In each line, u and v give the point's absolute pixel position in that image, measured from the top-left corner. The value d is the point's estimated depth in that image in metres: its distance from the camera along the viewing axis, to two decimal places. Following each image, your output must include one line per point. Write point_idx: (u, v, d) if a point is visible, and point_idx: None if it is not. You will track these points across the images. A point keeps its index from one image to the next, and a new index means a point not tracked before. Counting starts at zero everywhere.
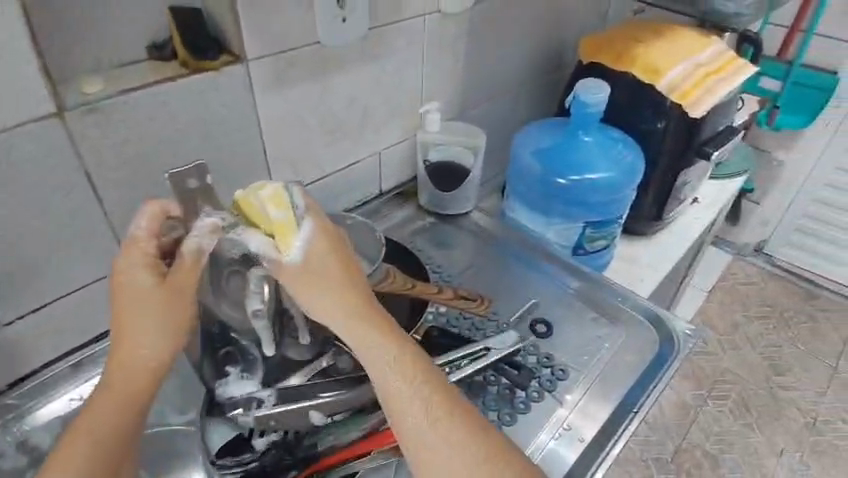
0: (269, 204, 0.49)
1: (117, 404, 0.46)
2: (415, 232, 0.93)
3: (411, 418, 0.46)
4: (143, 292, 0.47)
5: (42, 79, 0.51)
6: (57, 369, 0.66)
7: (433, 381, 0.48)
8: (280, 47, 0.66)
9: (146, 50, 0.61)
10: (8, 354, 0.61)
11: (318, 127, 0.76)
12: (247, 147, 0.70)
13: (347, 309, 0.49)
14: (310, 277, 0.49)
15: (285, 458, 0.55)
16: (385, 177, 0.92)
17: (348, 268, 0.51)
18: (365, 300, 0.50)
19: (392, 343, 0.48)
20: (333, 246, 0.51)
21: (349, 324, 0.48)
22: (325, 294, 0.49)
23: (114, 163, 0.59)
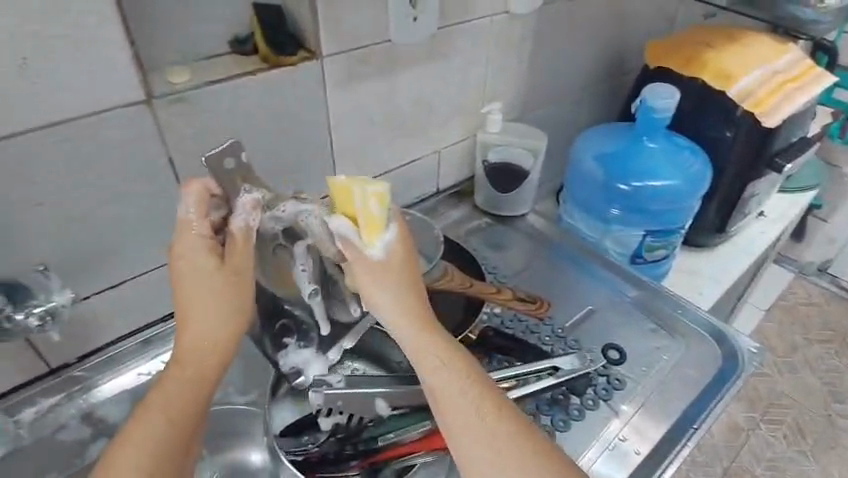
0: (370, 200, 0.47)
1: (189, 388, 0.48)
2: (470, 232, 0.93)
3: (463, 414, 0.46)
4: (203, 278, 0.47)
5: (135, 69, 0.53)
6: (124, 346, 0.68)
7: (483, 380, 0.48)
8: (353, 45, 0.68)
9: (228, 44, 0.64)
10: (86, 328, 0.65)
11: (382, 123, 0.78)
12: (315, 141, 0.71)
13: (403, 308, 0.48)
14: (383, 273, 0.48)
15: (346, 448, 0.55)
16: (442, 175, 0.92)
17: (408, 266, 0.50)
18: (419, 298, 0.50)
19: (443, 344, 0.48)
20: (405, 246, 0.49)
21: (402, 322, 0.48)
22: (384, 291, 0.48)
23: (193, 151, 0.61)
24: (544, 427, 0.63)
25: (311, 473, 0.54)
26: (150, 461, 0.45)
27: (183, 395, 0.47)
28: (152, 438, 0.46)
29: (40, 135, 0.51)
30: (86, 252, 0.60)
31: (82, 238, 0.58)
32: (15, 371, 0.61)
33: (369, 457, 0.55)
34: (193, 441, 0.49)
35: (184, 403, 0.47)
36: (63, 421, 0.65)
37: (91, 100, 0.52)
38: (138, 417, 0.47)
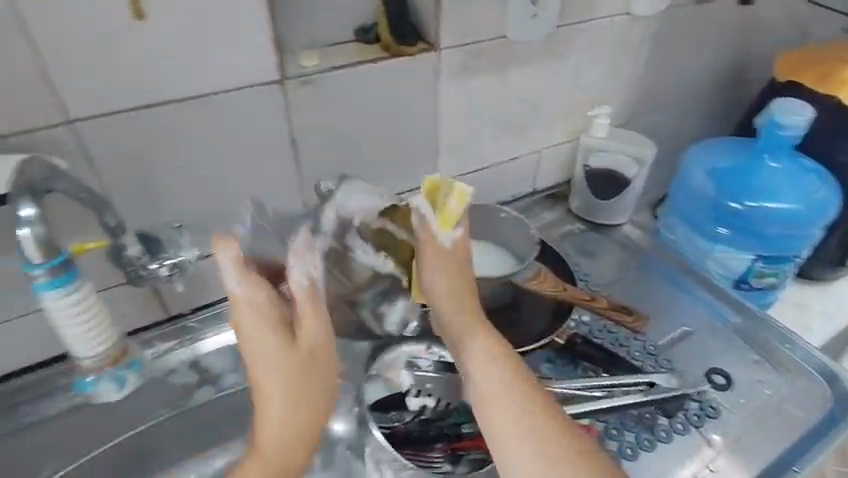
0: (452, 199, 0.57)
1: (287, 420, 0.48)
2: (562, 236, 0.91)
3: (506, 416, 0.47)
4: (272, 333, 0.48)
5: (273, 50, 0.57)
6: (231, 304, 0.73)
7: (531, 386, 0.49)
8: (469, 39, 0.69)
9: (353, 32, 0.67)
10: (201, 285, 0.70)
11: (487, 119, 0.78)
12: (423, 130, 0.73)
13: (459, 307, 0.55)
14: (444, 257, 0.56)
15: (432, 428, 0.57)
16: (540, 176, 0.91)
17: (465, 269, 0.57)
18: (470, 293, 0.56)
19: (495, 346, 0.53)
20: (465, 251, 0.57)
21: (457, 321, 0.54)
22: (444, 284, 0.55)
23: (314, 132, 0.64)
24: (628, 444, 0.61)
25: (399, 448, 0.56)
26: None
27: (285, 431, 0.48)
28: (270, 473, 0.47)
29: (189, 106, 0.56)
30: (210, 214, 0.63)
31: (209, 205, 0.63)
32: (140, 316, 0.67)
33: (452, 445, 0.56)
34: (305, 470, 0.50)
35: (288, 438, 0.48)
36: (172, 366, 0.69)
37: (233, 77, 0.57)
38: (253, 456, 0.48)
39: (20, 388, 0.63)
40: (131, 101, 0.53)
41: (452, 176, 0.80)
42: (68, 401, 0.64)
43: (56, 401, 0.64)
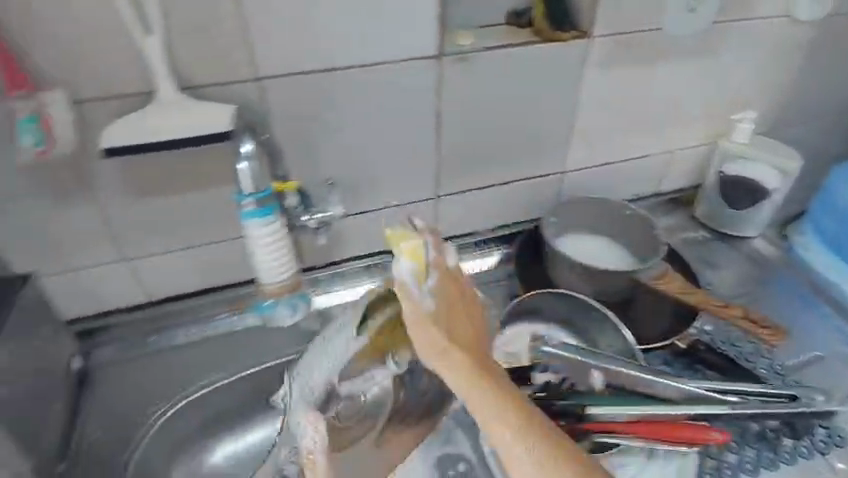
0: (403, 261, 0.43)
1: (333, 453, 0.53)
2: (684, 242, 0.87)
3: (522, 468, 0.38)
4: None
5: (439, 26, 0.59)
6: (353, 265, 0.74)
7: (548, 443, 0.39)
8: (623, 29, 0.68)
9: (506, 16, 0.67)
10: (330, 247, 0.71)
11: (623, 113, 0.76)
12: (560, 118, 0.72)
13: (452, 357, 0.42)
14: (424, 318, 0.42)
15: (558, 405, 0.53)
16: (667, 178, 0.88)
17: (459, 307, 0.45)
18: (464, 341, 0.43)
19: (490, 403, 0.40)
20: (453, 282, 0.45)
21: (449, 367, 0.42)
22: (426, 331, 0.42)
23: (459, 109, 0.66)
24: (747, 459, 0.58)
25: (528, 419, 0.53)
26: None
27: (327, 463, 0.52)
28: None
29: (356, 73, 0.59)
30: (353, 179, 0.66)
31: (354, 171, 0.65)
32: None
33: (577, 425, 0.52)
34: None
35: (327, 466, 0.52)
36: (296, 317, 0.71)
37: (398, 49, 0.59)
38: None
39: (170, 313, 0.68)
40: (306, 64, 0.56)
41: (579, 168, 0.79)
42: (210, 331, 0.69)
43: (200, 330, 0.69)
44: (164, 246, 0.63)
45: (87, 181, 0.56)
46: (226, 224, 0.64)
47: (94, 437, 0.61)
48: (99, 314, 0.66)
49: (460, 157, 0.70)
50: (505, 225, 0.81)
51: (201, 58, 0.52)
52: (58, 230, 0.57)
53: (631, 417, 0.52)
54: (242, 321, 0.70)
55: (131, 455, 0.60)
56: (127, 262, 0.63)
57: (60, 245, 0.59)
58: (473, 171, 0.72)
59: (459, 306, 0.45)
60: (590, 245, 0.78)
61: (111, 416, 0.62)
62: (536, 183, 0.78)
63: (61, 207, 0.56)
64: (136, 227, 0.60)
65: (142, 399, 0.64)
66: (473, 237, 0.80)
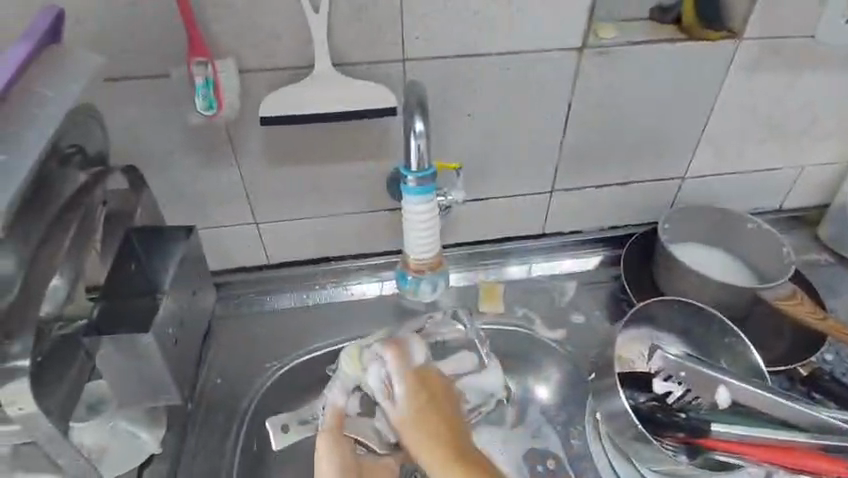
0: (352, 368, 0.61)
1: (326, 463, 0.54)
2: (804, 264, 0.81)
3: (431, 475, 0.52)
4: (341, 465, 0.55)
5: (585, 17, 0.58)
6: (454, 251, 0.75)
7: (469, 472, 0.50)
8: (778, 33, 0.63)
9: (651, 10, 0.65)
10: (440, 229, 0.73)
11: (762, 122, 0.71)
12: (691, 121, 0.69)
13: (416, 437, 0.53)
14: (419, 418, 0.54)
15: (679, 413, 0.54)
16: (792, 194, 0.81)
17: (434, 391, 0.56)
18: (442, 418, 0.54)
19: (445, 466, 0.51)
20: (420, 378, 0.57)
21: (423, 450, 0.53)
22: (411, 400, 0.55)
23: (590, 104, 0.64)
24: None
25: (649, 424, 0.54)
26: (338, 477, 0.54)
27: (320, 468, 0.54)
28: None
29: (494, 61, 0.59)
30: (473, 164, 0.67)
31: (474, 157, 0.66)
32: (382, 242, 0.72)
33: (697, 440, 0.52)
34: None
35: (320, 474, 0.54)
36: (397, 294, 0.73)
37: (539, 38, 0.58)
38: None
39: (283, 277, 0.72)
40: (449, 47, 0.57)
41: (702, 175, 0.75)
42: (319, 298, 0.72)
43: (303, 297, 0.72)
44: (289, 214, 0.66)
45: (235, 145, 0.59)
46: (349, 197, 0.66)
47: (212, 383, 0.65)
48: (223, 270, 0.71)
49: (581, 153, 0.69)
50: (615, 226, 0.78)
51: (354, 36, 0.54)
52: (204, 187, 0.62)
53: (756, 439, 0.51)
54: (349, 292, 0.73)
55: (248, 403, 0.64)
56: (257, 224, 0.67)
57: (204, 201, 0.63)
58: (591, 168, 0.71)
59: (436, 398, 0.56)
60: (703, 257, 0.74)
61: (228, 365, 0.67)
62: (654, 186, 0.75)
63: (211, 168, 0.61)
64: (269, 193, 0.64)
65: (256, 352, 0.68)
66: (579, 235, 0.78)
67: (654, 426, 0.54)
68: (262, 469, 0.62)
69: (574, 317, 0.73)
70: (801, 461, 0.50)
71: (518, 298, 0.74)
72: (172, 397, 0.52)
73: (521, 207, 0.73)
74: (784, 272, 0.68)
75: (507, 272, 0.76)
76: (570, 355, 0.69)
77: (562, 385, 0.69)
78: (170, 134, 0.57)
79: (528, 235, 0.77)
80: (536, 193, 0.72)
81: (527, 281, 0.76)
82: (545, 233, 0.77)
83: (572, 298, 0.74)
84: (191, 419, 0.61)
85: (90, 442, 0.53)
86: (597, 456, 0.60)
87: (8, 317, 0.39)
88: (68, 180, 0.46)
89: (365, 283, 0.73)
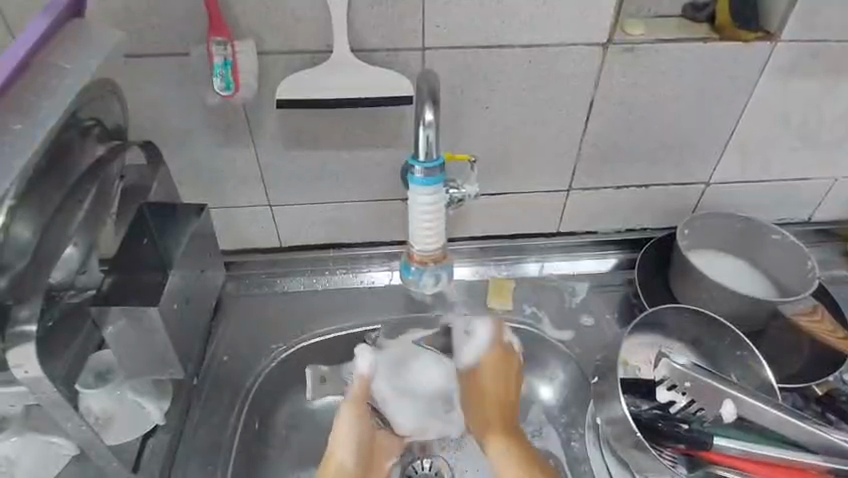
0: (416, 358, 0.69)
1: (354, 429, 0.57)
2: (830, 280, 0.77)
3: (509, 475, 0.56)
4: (359, 437, 0.57)
5: (612, 11, 0.56)
6: (464, 245, 0.75)
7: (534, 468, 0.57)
8: (819, 35, 0.60)
9: (683, 8, 0.63)
10: (452, 221, 0.72)
11: (793, 130, 0.68)
12: (718, 125, 0.66)
13: (501, 379, 0.62)
14: (482, 395, 0.62)
15: (683, 426, 0.52)
16: (824, 206, 0.78)
17: (510, 367, 0.63)
18: (510, 409, 0.61)
19: (503, 443, 0.58)
20: (471, 376, 0.64)
21: (475, 423, 0.62)
22: (486, 375, 0.62)
23: (612, 102, 0.63)
24: None
25: (653, 437, 0.52)
26: (353, 454, 0.56)
27: (337, 438, 0.57)
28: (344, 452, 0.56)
29: (515, 54, 0.58)
30: (489, 158, 0.66)
31: (491, 150, 0.65)
32: (394, 232, 0.72)
33: (699, 455, 0.51)
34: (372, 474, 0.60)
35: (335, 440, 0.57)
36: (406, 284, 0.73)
37: (563, 31, 0.57)
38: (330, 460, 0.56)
39: (295, 260, 0.73)
40: (469, 38, 0.56)
41: (728, 181, 0.72)
42: (328, 283, 0.73)
43: (312, 280, 0.73)
44: (302, 198, 0.67)
45: (252, 127, 0.60)
46: (363, 184, 0.66)
47: (219, 360, 0.66)
48: (237, 250, 0.72)
49: (600, 152, 0.67)
50: (631, 229, 0.77)
51: (374, 23, 0.54)
52: (222, 167, 0.63)
53: (758, 457, 0.51)
54: (358, 279, 0.73)
55: (251, 382, 0.65)
56: (271, 206, 0.67)
57: (221, 181, 0.64)
58: (610, 168, 0.69)
59: (494, 398, 0.61)
60: (722, 267, 0.72)
61: (236, 344, 0.68)
62: (675, 191, 0.73)
63: (228, 149, 0.61)
64: (284, 176, 0.64)
65: (262, 333, 0.69)
66: (594, 236, 0.77)
67: (657, 438, 0.52)
68: (262, 447, 0.63)
69: (583, 319, 0.71)
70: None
71: (528, 295, 0.73)
72: (176, 371, 0.54)
73: (536, 204, 0.72)
74: (808, 288, 0.65)
75: (519, 269, 0.75)
76: (577, 357, 0.68)
77: (567, 386, 0.68)
78: (190, 113, 0.58)
79: (541, 234, 0.76)
80: (552, 191, 0.70)
81: (539, 279, 0.75)
82: (559, 232, 0.76)
83: (583, 300, 0.73)
84: (196, 394, 0.62)
85: (97, 408, 0.53)
86: (595, 459, 0.58)
87: (20, 283, 0.41)
88: (87, 152, 0.48)
89: (375, 271, 0.74)
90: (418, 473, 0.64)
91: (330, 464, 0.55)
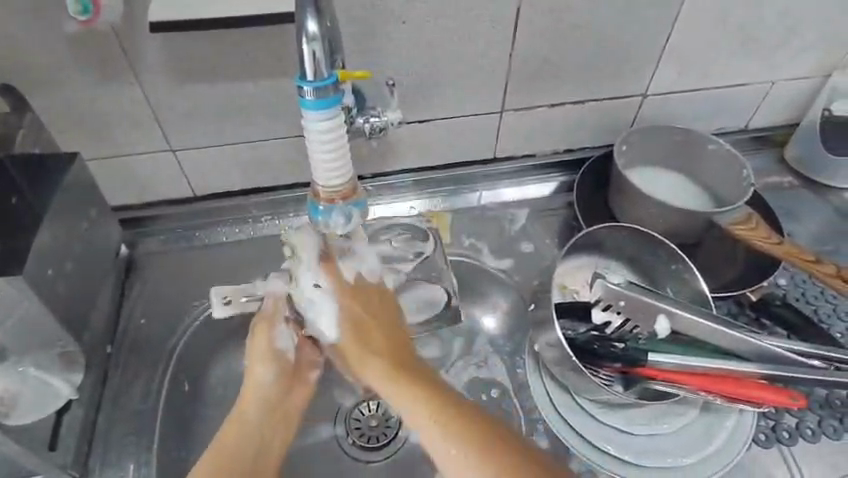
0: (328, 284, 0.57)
1: (263, 356, 0.56)
2: (766, 188, 0.77)
3: (438, 446, 0.49)
4: (273, 360, 0.56)
5: None
6: (397, 179, 0.70)
7: (478, 431, 0.48)
8: None
9: None
10: (382, 154, 0.67)
11: (731, 32, 0.64)
12: (654, 29, 0.62)
13: (355, 308, 0.57)
14: (361, 350, 0.56)
15: (617, 345, 0.52)
16: (761, 113, 0.76)
17: (363, 297, 0.58)
18: (386, 354, 0.55)
19: (408, 388, 0.52)
20: (353, 295, 0.58)
21: (368, 368, 0.55)
22: (344, 311, 0.57)
23: (542, 9, 0.57)
24: (786, 425, 0.56)
25: (585, 358, 0.53)
26: (269, 376, 0.56)
27: (250, 361, 0.56)
28: (252, 384, 0.55)
29: None
30: (413, 81, 0.60)
31: (413, 71, 0.59)
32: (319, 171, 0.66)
33: (633, 374, 0.51)
34: (292, 407, 0.57)
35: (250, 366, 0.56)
36: None
37: None
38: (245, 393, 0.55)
39: (213, 210, 0.67)
40: None
41: (667, 91, 0.69)
42: (253, 232, 0.68)
43: (235, 230, 0.67)
44: (208, 140, 0.60)
45: (132, 60, 0.51)
46: (275, 120, 0.59)
47: (137, 324, 0.61)
48: (145, 205, 0.65)
49: (532, 67, 0.62)
50: (571, 149, 0.73)
51: None
52: (106, 110, 0.55)
53: (695, 369, 0.50)
54: (285, 225, 0.68)
55: (176, 343, 0.61)
56: (174, 152, 0.60)
57: (107, 128, 0.56)
58: (544, 84, 0.64)
59: (381, 320, 0.58)
60: (661, 182, 0.70)
61: (154, 305, 0.62)
62: (614, 105, 0.69)
63: (108, 88, 0.53)
64: (181, 116, 0.57)
65: (184, 291, 0.64)
66: (533, 160, 0.73)
67: (588, 359, 0.52)
68: (196, 408, 0.60)
69: (524, 246, 0.69)
70: (738, 393, 0.49)
71: (466, 227, 0.70)
72: (69, 343, 0.50)
73: (469, 129, 0.67)
74: (742, 198, 0.64)
75: (456, 200, 0.72)
76: (517, 285, 0.67)
77: (510, 316, 0.67)
78: (50, 47, 0.49)
79: (478, 161, 0.72)
80: (485, 114, 0.66)
81: (477, 210, 0.71)
82: (497, 158, 0.72)
83: (524, 228, 0.70)
84: (113, 361, 0.58)
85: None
86: (535, 386, 0.57)
87: None
88: None
89: (303, 214, 0.68)
90: (365, 415, 0.64)
91: (249, 382, 0.55)
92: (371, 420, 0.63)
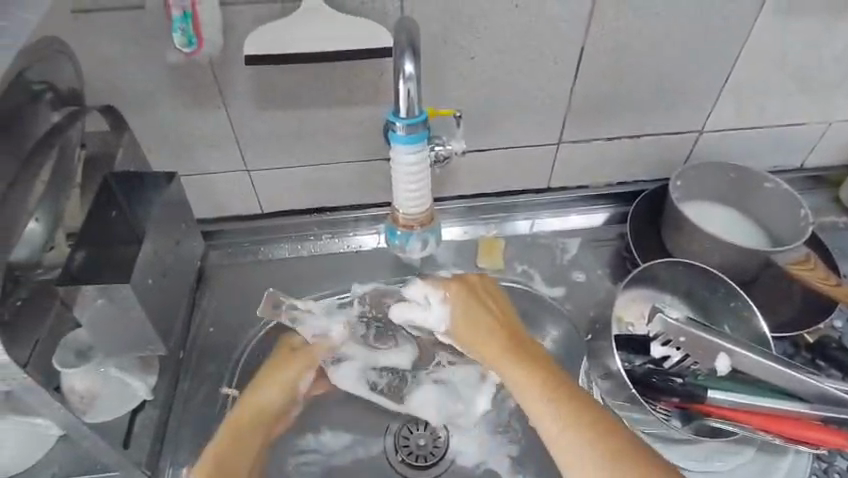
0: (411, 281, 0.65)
1: (267, 388, 0.60)
2: (820, 227, 0.77)
3: (551, 422, 0.51)
4: (278, 395, 0.60)
5: None
6: (450, 204, 0.73)
7: (587, 408, 0.50)
8: None
9: None
10: (439, 180, 0.70)
11: (790, 74, 0.65)
12: (713, 69, 0.63)
13: (475, 317, 0.59)
14: (476, 321, 0.59)
15: (676, 380, 0.53)
16: (817, 153, 0.76)
17: (479, 296, 0.61)
18: (504, 331, 0.58)
19: (531, 378, 0.54)
20: (461, 285, 0.61)
21: (503, 359, 0.57)
22: (462, 322, 0.60)
23: (604, 48, 0.59)
24: None
25: (644, 391, 0.53)
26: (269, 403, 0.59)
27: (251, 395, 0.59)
28: (250, 415, 0.58)
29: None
30: (475, 112, 0.63)
31: (477, 103, 0.62)
32: (379, 193, 0.69)
33: (691, 409, 0.52)
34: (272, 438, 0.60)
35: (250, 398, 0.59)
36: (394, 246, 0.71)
37: None
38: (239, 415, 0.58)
39: (277, 227, 0.70)
40: None
41: (723, 129, 0.70)
42: (312, 249, 0.71)
43: (296, 247, 0.71)
44: (280, 161, 0.63)
45: (222, 87, 0.56)
46: (343, 144, 0.63)
47: (205, 332, 0.65)
48: (216, 219, 0.69)
49: (590, 102, 0.64)
50: (622, 182, 0.75)
51: None
52: (192, 131, 0.59)
53: (751, 407, 0.50)
54: (342, 243, 0.71)
55: (240, 352, 0.64)
56: (248, 171, 0.64)
57: (191, 148, 0.60)
58: (602, 119, 0.66)
59: (484, 302, 0.60)
60: (715, 219, 0.70)
61: (222, 315, 0.66)
62: (668, 141, 0.70)
63: (198, 111, 0.57)
64: (258, 138, 0.61)
65: (248, 303, 0.67)
66: (585, 190, 0.74)
67: (646, 391, 0.53)
68: None
69: (574, 275, 0.71)
70: (795, 435, 0.49)
71: (518, 253, 0.72)
72: (157, 348, 0.53)
73: (525, 159, 0.69)
74: (799, 237, 0.65)
75: (507, 227, 0.73)
76: (567, 314, 0.68)
77: (560, 345, 0.68)
78: (153, 74, 0.54)
79: (530, 189, 0.74)
80: (542, 145, 0.68)
81: (528, 237, 0.73)
82: (549, 187, 0.74)
83: (575, 257, 0.72)
84: (182, 366, 0.61)
85: (82, 386, 0.51)
86: None
87: None
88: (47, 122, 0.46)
89: (361, 234, 0.71)
90: (414, 434, 0.65)
91: (251, 404, 0.59)
92: (419, 439, 0.64)
